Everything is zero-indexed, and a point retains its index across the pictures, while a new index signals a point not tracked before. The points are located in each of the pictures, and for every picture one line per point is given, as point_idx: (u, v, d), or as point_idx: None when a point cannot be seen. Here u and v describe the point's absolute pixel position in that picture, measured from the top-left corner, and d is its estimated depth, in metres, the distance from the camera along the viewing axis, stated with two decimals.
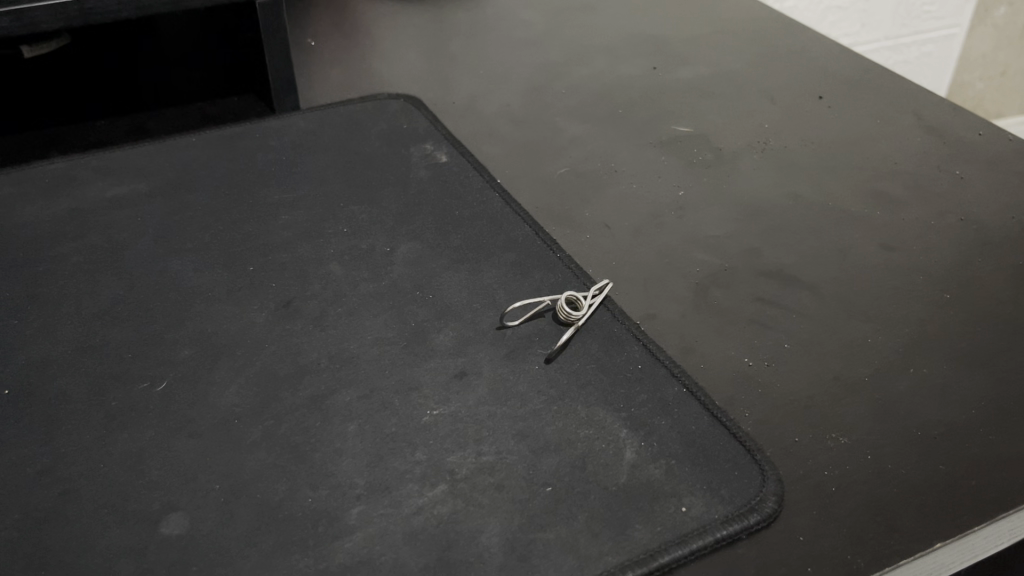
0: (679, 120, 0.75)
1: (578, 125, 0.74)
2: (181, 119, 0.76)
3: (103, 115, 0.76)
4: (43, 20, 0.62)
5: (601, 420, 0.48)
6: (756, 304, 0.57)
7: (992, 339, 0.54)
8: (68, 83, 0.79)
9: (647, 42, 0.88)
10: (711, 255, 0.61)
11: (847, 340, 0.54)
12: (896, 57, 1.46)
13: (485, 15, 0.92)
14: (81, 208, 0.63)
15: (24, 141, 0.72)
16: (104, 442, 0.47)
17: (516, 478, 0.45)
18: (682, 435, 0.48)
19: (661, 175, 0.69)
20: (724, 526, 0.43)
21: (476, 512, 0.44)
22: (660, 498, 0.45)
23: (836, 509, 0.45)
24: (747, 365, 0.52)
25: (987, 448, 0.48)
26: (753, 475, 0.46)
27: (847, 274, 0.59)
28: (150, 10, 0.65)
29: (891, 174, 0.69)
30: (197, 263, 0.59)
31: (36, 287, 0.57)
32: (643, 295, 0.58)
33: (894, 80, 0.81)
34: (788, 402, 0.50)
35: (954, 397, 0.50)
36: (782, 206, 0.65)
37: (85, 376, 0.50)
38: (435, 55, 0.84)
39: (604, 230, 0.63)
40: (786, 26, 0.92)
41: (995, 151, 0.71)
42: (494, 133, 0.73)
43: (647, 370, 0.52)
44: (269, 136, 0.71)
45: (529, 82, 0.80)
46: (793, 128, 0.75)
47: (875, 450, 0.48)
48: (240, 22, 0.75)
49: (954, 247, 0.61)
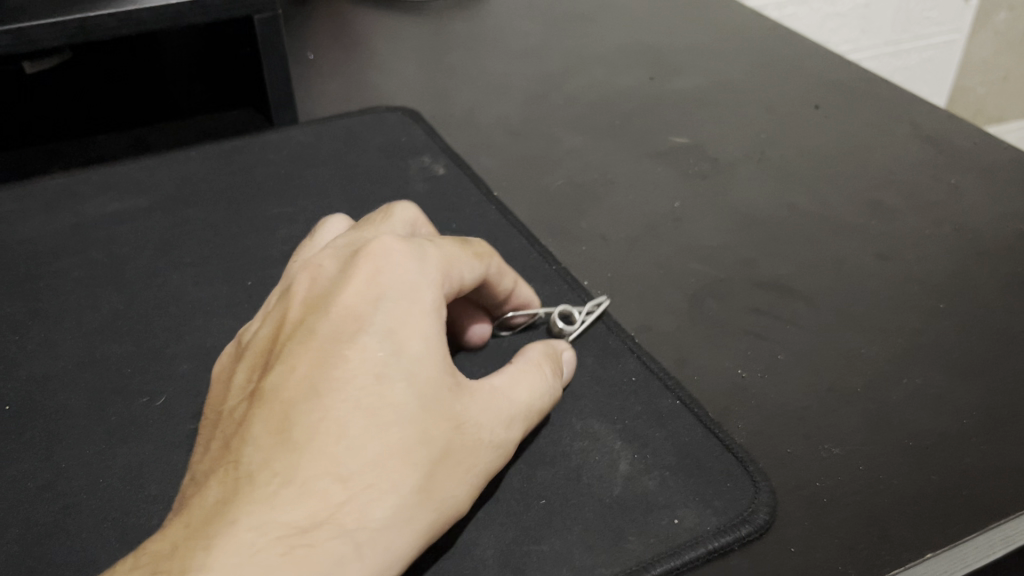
0: (675, 130, 0.76)
1: (576, 136, 0.75)
2: (181, 134, 0.77)
3: (105, 130, 0.78)
4: (44, 37, 0.63)
5: (594, 433, 0.49)
6: (750, 314, 0.57)
7: (986, 350, 0.54)
8: (70, 98, 0.81)
9: (644, 52, 0.88)
10: (707, 266, 0.61)
11: (842, 351, 0.54)
12: (897, 62, 1.47)
13: (483, 26, 0.93)
14: (82, 223, 0.64)
15: (27, 156, 0.74)
16: (105, 456, 0.47)
17: (510, 490, 0.46)
18: (676, 446, 0.48)
19: (657, 185, 0.69)
20: (716, 537, 0.44)
21: (470, 524, 0.44)
22: (653, 510, 0.45)
23: (828, 519, 0.45)
24: (740, 376, 0.53)
25: (980, 458, 0.48)
26: (746, 487, 0.46)
27: (841, 284, 0.59)
28: (150, 26, 0.66)
29: (887, 183, 0.69)
30: (197, 278, 0.59)
31: (37, 301, 0.57)
32: (639, 306, 0.58)
33: (890, 90, 0.82)
34: (782, 413, 0.50)
35: (947, 408, 0.51)
36: (777, 215, 0.66)
37: (86, 391, 0.51)
38: (434, 67, 0.85)
39: (600, 242, 0.63)
40: (783, 36, 0.92)
41: (990, 160, 0.72)
42: (491, 145, 0.74)
43: (643, 382, 0.52)
44: (268, 150, 0.72)
45: (527, 95, 0.81)
46: (789, 138, 0.75)
47: (867, 460, 0.48)
48: (237, 38, 0.76)
49: (947, 256, 0.62)
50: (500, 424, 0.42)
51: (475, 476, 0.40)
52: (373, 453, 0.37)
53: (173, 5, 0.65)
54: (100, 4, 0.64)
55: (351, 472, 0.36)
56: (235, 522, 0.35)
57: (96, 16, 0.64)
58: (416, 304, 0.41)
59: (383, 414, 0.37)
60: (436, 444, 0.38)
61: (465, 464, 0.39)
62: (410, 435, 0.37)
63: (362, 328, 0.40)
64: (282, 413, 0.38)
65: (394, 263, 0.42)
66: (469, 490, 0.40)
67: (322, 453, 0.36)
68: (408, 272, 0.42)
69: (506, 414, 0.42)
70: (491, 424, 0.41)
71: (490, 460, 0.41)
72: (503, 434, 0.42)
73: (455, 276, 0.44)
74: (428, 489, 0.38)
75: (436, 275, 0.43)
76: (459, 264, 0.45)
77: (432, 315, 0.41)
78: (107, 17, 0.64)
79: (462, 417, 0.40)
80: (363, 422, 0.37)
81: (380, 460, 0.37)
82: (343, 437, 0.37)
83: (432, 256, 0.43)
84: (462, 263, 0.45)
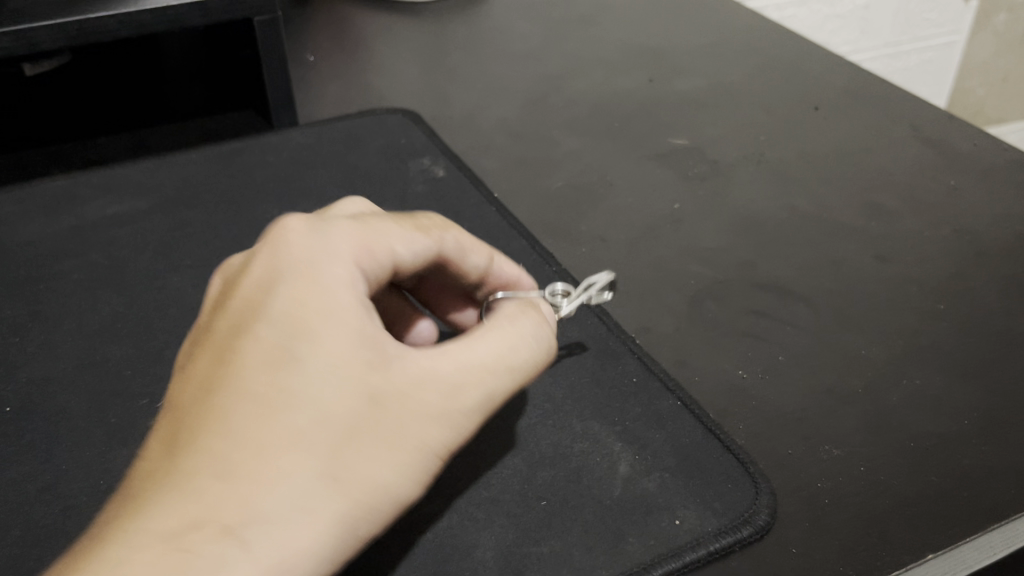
0: (674, 132, 0.76)
1: (575, 138, 0.75)
2: (182, 136, 0.77)
3: (105, 131, 0.78)
4: (44, 40, 0.63)
5: (594, 434, 0.49)
6: (750, 316, 0.57)
7: (985, 350, 0.54)
8: (70, 101, 0.81)
9: (643, 54, 0.88)
10: (706, 267, 0.61)
11: (842, 352, 0.54)
12: (896, 64, 1.47)
13: (483, 28, 0.93)
14: (82, 225, 0.64)
15: (28, 158, 0.74)
16: (104, 458, 0.47)
17: (510, 492, 0.46)
18: (675, 448, 0.48)
19: (657, 187, 0.69)
20: (716, 539, 0.44)
21: (471, 525, 0.44)
22: (653, 511, 0.45)
23: (828, 520, 0.45)
24: (740, 377, 0.53)
25: (979, 459, 0.48)
26: (746, 489, 0.46)
27: (841, 285, 0.59)
28: (150, 28, 0.66)
29: (886, 185, 0.69)
30: (198, 280, 0.59)
31: (37, 304, 0.57)
32: (639, 308, 0.58)
33: (889, 91, 0.82)
34: (782, 414, 0.51)
35: (946, 409, 0.51)
36: (777, 217, 0.66)
37: (86, 393, 0.51)
38: (434, 69, 0.85)
39: (600, 243, 0.63)
40: (783, 37, 0.92)
41: (990, 161, 0.72)
42: (491, 147, 0.74)
43: (643, 383, 0.52)
44: (268, 151, 0.72)
45: (527, 96, 0.81)
46: (789, 139, 0.75)
47: (867, 462, 0.48)
48: (237, 40, 0.76)
49: (947, 258, 0.62)
50: (438, 397, 0.38)
51: (405, 457, 0.37)
52: (268, 442, 0.34)
53: (173, 8, 0.65)
54: (100, 6, 0.65)
55: (244, 465, 0.33)
56: (112, 535, 0.31)
57: (97, 18, 0.64)
58: (322, 281, 0.38)
59: (278, 398, 0.35)
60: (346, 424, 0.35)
61: (389, 443, 0.36)
62: (313, 418, 0.35)
63: (260, 312, 0.38)
64: (175, 415, 0.35)
65: (302, 244, 0.40)
66: (400, 471, 0.36)
67: (211, 450, 0.33)
68: (314, 249, 0.39)
69: (450, 385, 0.39)
70: (423, 397, 0.38)
71: (429, 438, 0.38)
72: (445, 408, 0.38)
73: (388, 253, 0.42)
74: (344, 474, 0.35)
75: (354, 251, 0.40)
76: (392, 241, 0.42)
77: (341, 291, 0.38)
78: (107, 19, 0.64)
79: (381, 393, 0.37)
80: (257, 410, 0.34)
81: (276, 449, 0.34)
82: (237, 429, 0.34)
83: (350, 231, 0.41)
84: (400, 238, 0.42)
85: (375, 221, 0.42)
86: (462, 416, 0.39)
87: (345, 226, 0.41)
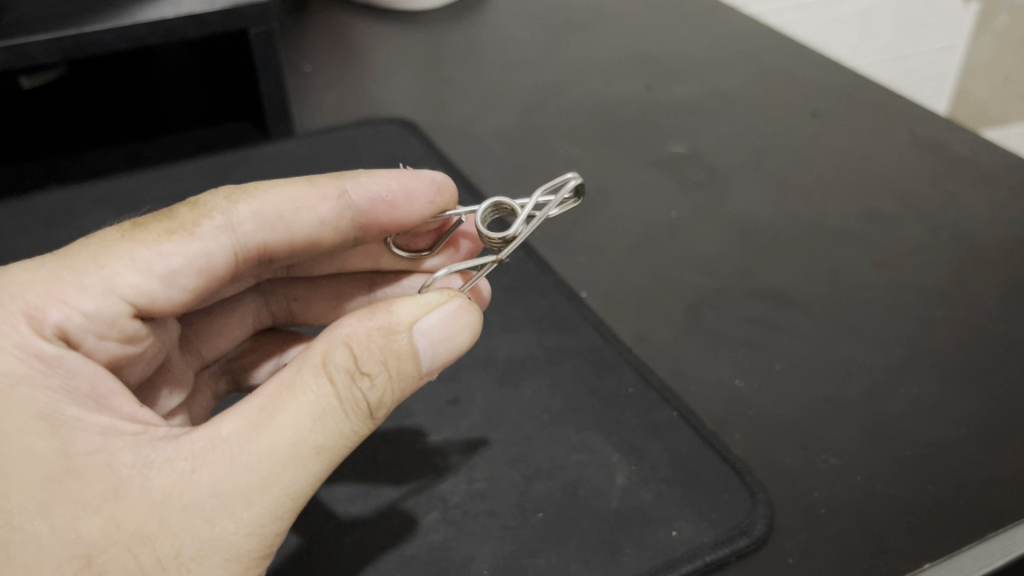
0: (671, 139, 0.76)
1: (572, 146, 0.75)
2: (178, 147, 0.78)
3: (102, 144, 0.78)
4: (39, 54, 0.63)
5: (592, 444, 0.50)
6: (748, 325, 0.57)
7: (985, 358, 0.54)
8: (67, 115, 0.81)
9: (641, 61, 0.89)
10: (704, 276, 0.61)
11: (839, 361, 0.54)
12: (898, 67, 1.48)
13: (479, 36, 0.93)
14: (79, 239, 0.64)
15: (25, 172, 0.74)
16: None
17: (508, 503, 0.47)
18: (672, 458, 0.49)
19: (655, 195, 0.69)
20: (713, 549, 0.44)
21: (467, 539, 0.45)
22: (651, 523, 0.45)
23: (826, 530, 0.45)
24: (738, 385, 0.53)
25: (977, 467, 0.48)
26: (744, 500, 0.46)
27: (838, 292, 0.59)
28: (146, 41, 0.66)
29: (885, 191, 0.69)
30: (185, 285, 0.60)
31: None
32: (637, 317, 0.58)
33: (887, 97, 0.82)
34: (780, 423, 0.50)
35: (945, 417, 0.50)
36: (775, 225, 0.66)
37: None
38: (431, 77, 0.86)
39: (598, 252, 0.63)
40: (782, 42, 0.92)
41: (988, 166, 0.72)
42: (489, 154, 0.74)
43: (639, 394, 0.52)
44: (265, 163, 0.72)
45: (524, 104, 0.81)
46: (786, 146, 0.75)
47: (866, 471, 0.48)
48: (231, 50, 0.76)
49: (945, 264, 0.62)
50: (197, 541, 0.36)
51: None
52: None
53: (169, 21, 0.66)
54: (94, 18, 0.65)
55: None
56: None
57: (91, 33, 0.64)
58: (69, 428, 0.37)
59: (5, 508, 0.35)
60: (67, 558, 0.35)
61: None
62: None
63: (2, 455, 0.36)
64: None
65: (4, 278, 0.40)
66: None
67: None
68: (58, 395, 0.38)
69: (203, 515, 0.36)
70: (187, 549, 0.36)
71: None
72: (207, 549, 0.36)
73: (95, 287, 0.41)
74: None
75: (39, 297, 0.40)
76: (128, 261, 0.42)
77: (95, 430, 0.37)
78: (102, 33, 0.64)
79: (117, 514, 0.36)
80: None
81: None
82: None
83: (45, 275, 0.41)
84: (139, 252, 0.42)
85: (108, 246, 0.42)
86: (228, 548, 0.37)
87: (56, 266, 0.42)
